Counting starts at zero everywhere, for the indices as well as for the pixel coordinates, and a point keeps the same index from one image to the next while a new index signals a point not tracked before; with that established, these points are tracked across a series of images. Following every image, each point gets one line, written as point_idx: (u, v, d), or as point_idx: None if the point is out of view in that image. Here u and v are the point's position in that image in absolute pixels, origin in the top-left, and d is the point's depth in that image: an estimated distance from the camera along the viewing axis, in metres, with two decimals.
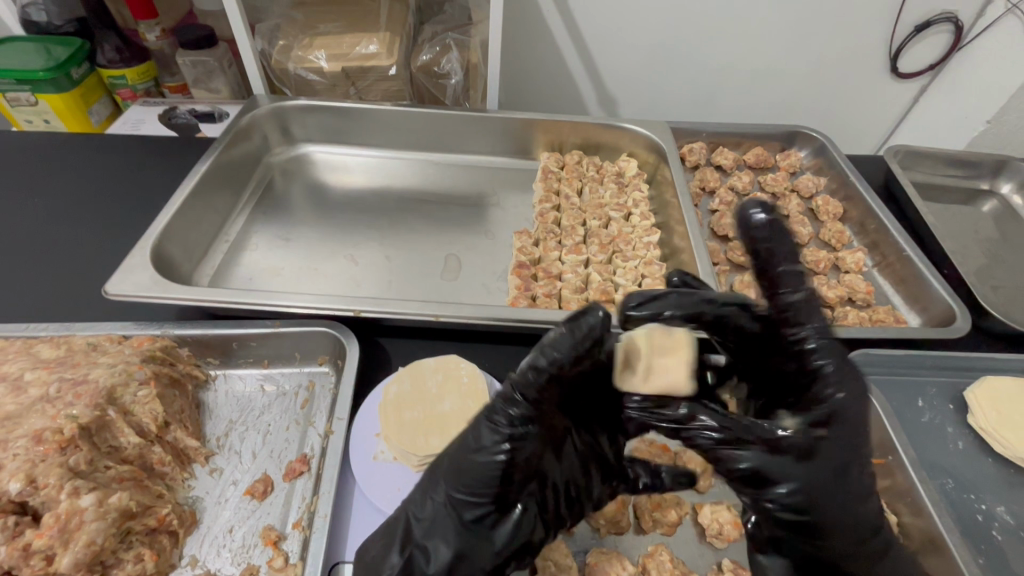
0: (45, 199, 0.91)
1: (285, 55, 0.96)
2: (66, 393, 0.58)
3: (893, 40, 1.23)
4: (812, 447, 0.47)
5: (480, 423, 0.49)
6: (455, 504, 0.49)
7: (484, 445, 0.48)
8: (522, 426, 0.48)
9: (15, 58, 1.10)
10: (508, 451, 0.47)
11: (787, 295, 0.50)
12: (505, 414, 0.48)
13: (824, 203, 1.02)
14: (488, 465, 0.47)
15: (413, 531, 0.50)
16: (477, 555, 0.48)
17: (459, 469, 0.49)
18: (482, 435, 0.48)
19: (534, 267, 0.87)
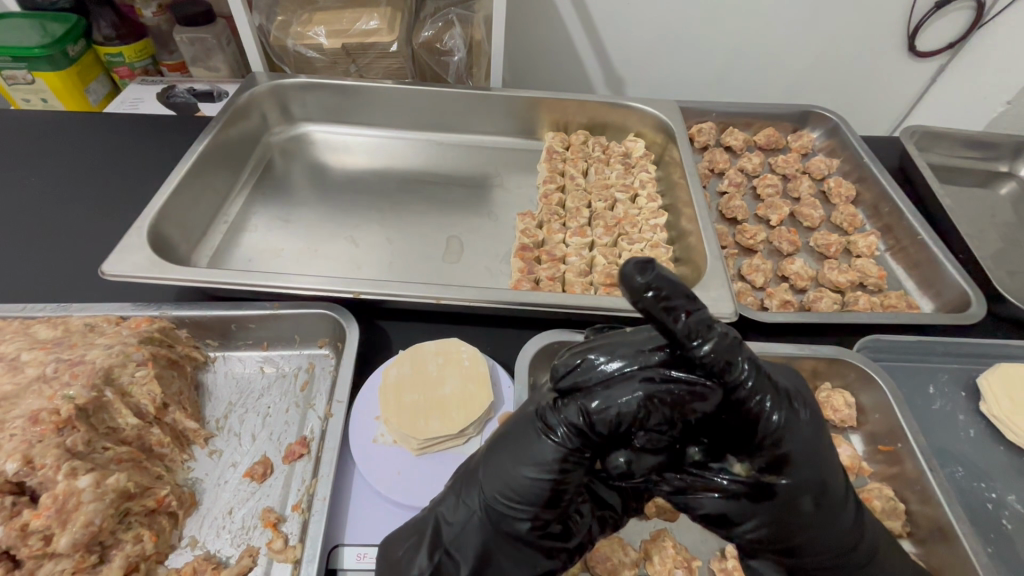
0: (42, 177, 0.90)
1: (283, 31, 0.94)
2: (62, 373, 0.57)
3: (912, 17, 1.19)
4: (766, 488, 0.46)
5: (528, 437, 0.46)
6: (491, 519, 0.46)
7: (537, 462, 0.45)
8: (570, 446, 0.45)
9: (10, 35, 1.09)
10: (553, 471, 0.44)
11: (698, 346, 0.41)
12: (555, 433, 0.45)
13: (837, 184, 0.99)
14: (531, 482, 0.45)
15: (441, 536, 0.48)
16: (499, 564, 0.47)
17: (504, 485, 0.45)
18: (539, 454, 0.45)
19: (537, 249, 0.85)
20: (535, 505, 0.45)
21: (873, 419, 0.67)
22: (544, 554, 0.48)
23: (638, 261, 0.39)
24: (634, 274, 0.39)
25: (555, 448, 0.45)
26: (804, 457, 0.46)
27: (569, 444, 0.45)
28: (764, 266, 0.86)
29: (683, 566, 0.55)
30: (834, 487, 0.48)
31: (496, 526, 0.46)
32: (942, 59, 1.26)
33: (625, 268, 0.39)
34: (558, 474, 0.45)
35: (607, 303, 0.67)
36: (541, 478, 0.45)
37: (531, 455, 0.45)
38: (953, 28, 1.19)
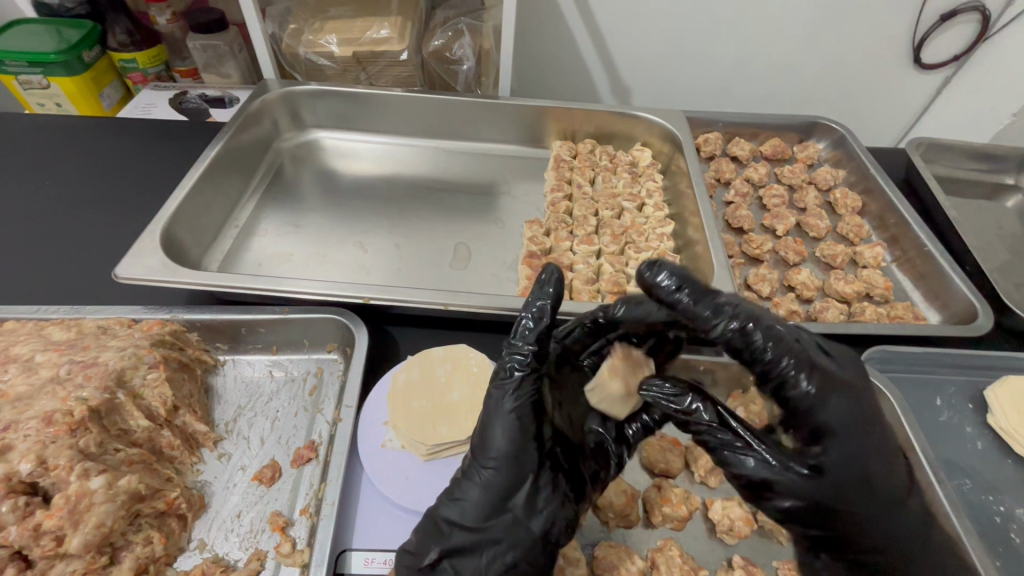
0: (57, 181, 0.92)
1: (296, 39, 0.97)
2: (76, 374, 0.58)
3: (916, 30, 1.20)
4: (817, 465, 0.49)
5: (493, 390, 0.53)
6: (493, 476, 0.49)
7: (505, 404, 0.52)
8: (529, 381, 0.53)
9: (28, 40, 1.14)
10: (523, 407, 0.51)
11: (726, 325, 0.51)
12: (515, 375, 0.53)
13: (843, 195, 1.00)
14: (513, 425, 0.51)
15: (452, 507, 0.49)
16: (519, 522, 0.48)
17: (488, 436, 0.51)
18: (500, 394, 0.52)
19: (545, 257, 0.84)
20: (519, 442, 0.50)
21: None
22: (556, 498, 0.50)
23: (649, 261, 0.53)
24: (645, 272, 0.53)
25: (509, 384, 0.52)
26: (851, 432, 0.50)
27: (521, 379, 0.53)
28: (770, 276, 0.86)
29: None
30: (884, 475, 0.50)
31: (500, 484, 0.49)
32: (947, 73, 1.27)
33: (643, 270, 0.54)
34: (523, 405, 0.52)
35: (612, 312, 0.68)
36: (512, 411, 0.51)
37: (503, 403, 0.52)
38: (958, 40, 1.20)
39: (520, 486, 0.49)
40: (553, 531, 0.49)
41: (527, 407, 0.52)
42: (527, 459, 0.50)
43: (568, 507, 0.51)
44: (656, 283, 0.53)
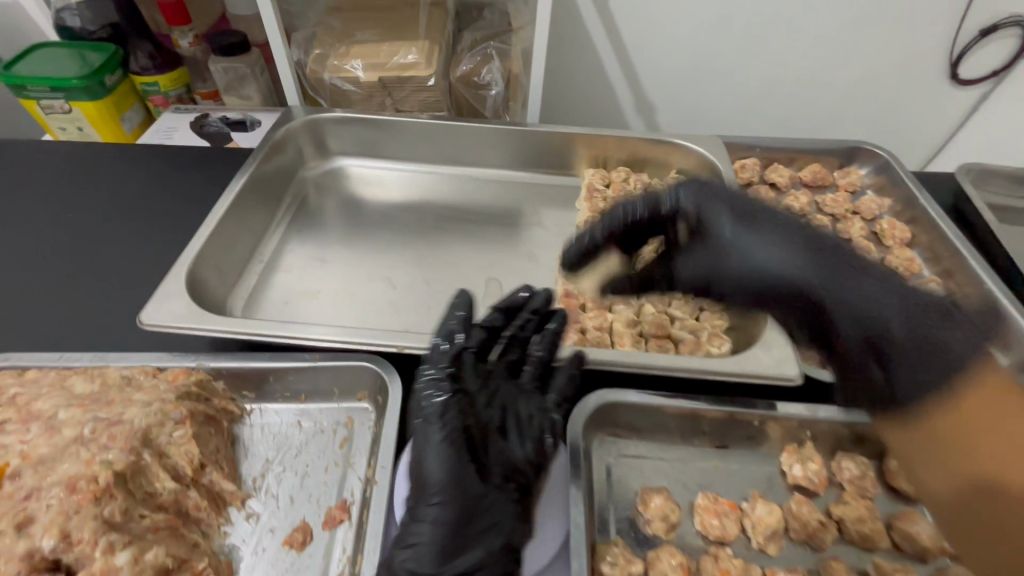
0: (79, 213, 0.90)
1: (320, 65, 0.95)
2: (100, 434, 0.55)
3: (955, 45, 1.17)
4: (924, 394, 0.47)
5: (420, 422, 0.54)
6: (438, 506, 0.50)
7: (431, 436, 0.52)
8: (448, 403, 0.53)
9: (52, 65, 1.14)
10: (450, 431, 0.52)
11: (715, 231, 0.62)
12: (433, 400, 0.53)
13: (890, 226, 0.95)
14: (445, 451, 0.51)
15: (405, 547, 0.50)
16: (476, 540, 0.50)
17: (425, 469, 0.52)
18: (426, 427, 0.53)
19: (582, 294, 0.79)
20: (454, 469, 0.51)
21: None
22: (503, 506, 0.52)
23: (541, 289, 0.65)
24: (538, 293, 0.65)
25: (430, 415, 0.53)
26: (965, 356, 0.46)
27: (438, 403, 0.53)
28: None
29: None
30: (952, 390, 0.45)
31: (447, 518, 0.50)
32: (985, 88, 1.24)
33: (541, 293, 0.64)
34: (451, 430, 0.52)
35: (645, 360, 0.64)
36: (442, 442, 0.52)
37: (430, 433, 0.52)
38: (998, 54, 1.17)
39: (465, 507, 0.50)
40: (515, 534, 0.52)
41: (454, 430, 0.52)
42: (467, 479, 0.51)
43: (515, 515, 0.52)
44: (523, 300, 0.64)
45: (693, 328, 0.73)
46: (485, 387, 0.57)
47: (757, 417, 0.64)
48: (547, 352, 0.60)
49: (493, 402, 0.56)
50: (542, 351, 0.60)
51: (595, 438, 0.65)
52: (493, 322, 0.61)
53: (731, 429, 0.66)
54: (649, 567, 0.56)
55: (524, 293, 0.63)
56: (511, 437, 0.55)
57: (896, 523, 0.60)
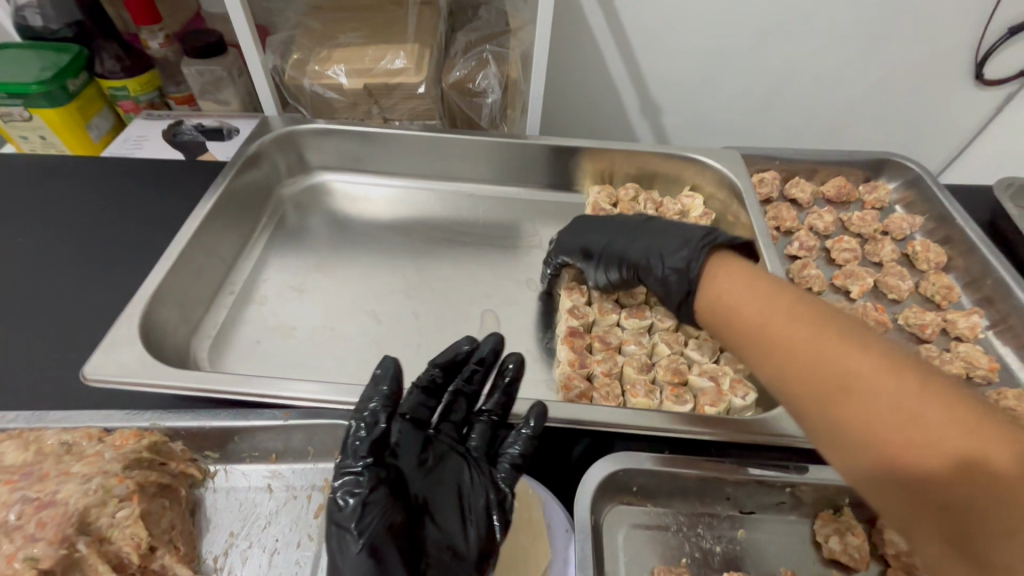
0: (30, 237, 0.81)
1: (300, 70, 0.85)
2: (28, 521, 0.47)
3: (982, 44, 1.08)
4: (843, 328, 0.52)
5: (333, 528, 0.43)
6: None
7: (347, 547, 0.42)
8: (366, 499, 0.42)
9: (9, 70, 1.04)
10: (370, 538, 0.41)
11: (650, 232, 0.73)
12: (345, 497, 0.43)
13: (924, 248, 0.87)
14: (367, 567, 0.41)
15: None
16: None
17: None
18: (341, 534, 0.42)
19: (588, 333, 0.72)
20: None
21: None
22: None
23: (498, 338, 0.55)
24: (487, 344, 0.55)
25: (346, 520, 0.42)
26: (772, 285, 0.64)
27: (352, 501, 0.42)
28: None
29: None
30: None
31: None
32: (1011, 88, 1.15)
33: (489, 339, 0.55)
34: (373, 534, 0.42)
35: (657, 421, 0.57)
36: (361, 552, 0.41)
37: (348, 543, 0.41)
38: None
39: None
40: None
41: (374, 536, 0.42)
42: None
43: None
44: (480, 347, 0.54)
45: (713, 373, 0.66)
46: (417, 464, 0.47)
47: (787, 483, 0.56)
48: (498, 411, 0.53)
49: (427, 478, 0.47)
50: (492, 408, 0.53)
51: (606, 506, 0.58)
52: (429, 380, 0.52)
53: (760, 493, 0.58)
54: None
55: (466, 344, 0.53)
56: (448, 524, 0.46)
57: None
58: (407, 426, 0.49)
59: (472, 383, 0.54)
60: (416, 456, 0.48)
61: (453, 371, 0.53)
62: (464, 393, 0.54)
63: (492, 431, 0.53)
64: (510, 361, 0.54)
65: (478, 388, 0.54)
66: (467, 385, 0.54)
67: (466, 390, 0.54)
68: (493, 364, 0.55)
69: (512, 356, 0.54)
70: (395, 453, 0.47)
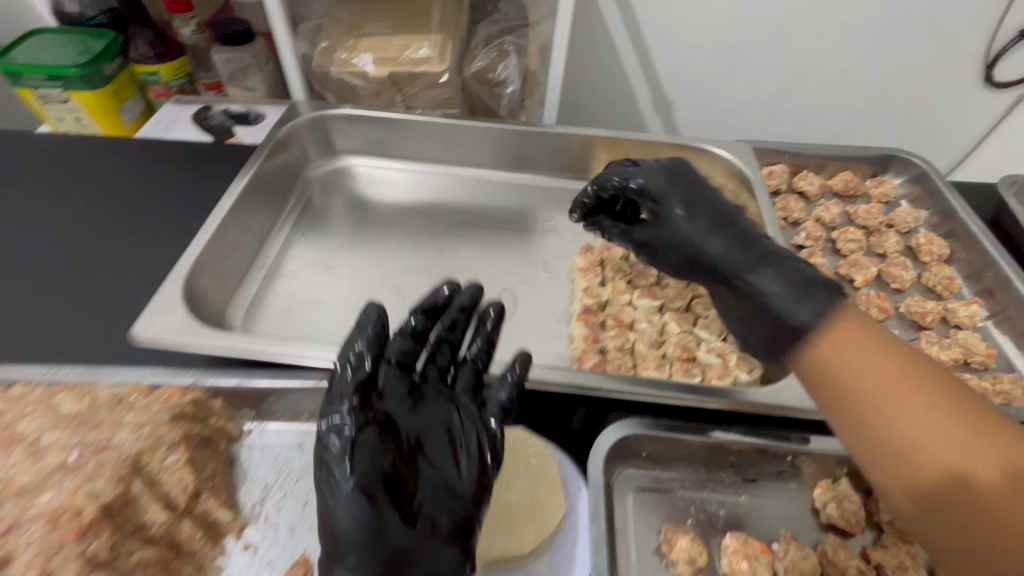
0: (72, 210, 0.85)
1: (327, 58, 0.89)
2: (87, 461, 0.51)
3: (992, 46, 1.11)
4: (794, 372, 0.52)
5: (323, 470, 0.44)
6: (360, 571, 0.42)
7: (340, 484, 0.43)
8: (353, 439, 0.44)
9: (48, 54, 1.09)
10: (358, 476, 0.43)
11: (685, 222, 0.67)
12: (332, 438, 0.44)
13: (928, 241, 0.90)
14: (356, 502, 0.42)
15: None
16: None
17: (334, 527, 0.43)
18: (331, 473, 0.44)
19: (602, 311, 0.75)
20: (371, 520, 0.42)
21: None
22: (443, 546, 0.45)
23: (475, 284, 0.54)
24: (467, 292, 0.53)
25: (334, 458, 0.43)
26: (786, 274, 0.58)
27: (336, 442, 0.44)
28: None
29: None
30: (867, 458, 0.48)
31: None
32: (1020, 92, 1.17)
33: (469, 287, 0.54)
34: (361, 473, 0.43)
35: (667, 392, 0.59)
36: (352, 491, 0.43)
37: (337, 481, 0.43)
38: None
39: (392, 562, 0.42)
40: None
41: (360, 475, 0.43)
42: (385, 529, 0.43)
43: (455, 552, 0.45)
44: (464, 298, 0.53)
45: (721, 351, 0.69)
46: (406, 409, 0.48)
47: (789, 452, 0.59)
48: (481, 358, 0.53)
49: (413, 420, 0.48)
50: (476, 354, 0.53)
51: (618, 470, 0.62)
52: (412, 327, 0.51)
53: (764, 462, 0.61)
54: None
55: (445, 289, 0.52)
56: (439, 461, 0.48)
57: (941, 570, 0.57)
58: (394, 371, 0.49)
59: (453, 335, 0.53)
60: (404, 401, 0.48)
61: (434, 313, 0.52)
62: (445, 344, 0.52)
63: (478, 378, 0.52)
64: (492, 308, 0.54)
65: (455, 339, 0.53)
66: (449, 335, 0.53)
67: (449, 341, 0.53)
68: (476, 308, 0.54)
69: (493, 307, 0.54)
70: (382, 397, 0.47)
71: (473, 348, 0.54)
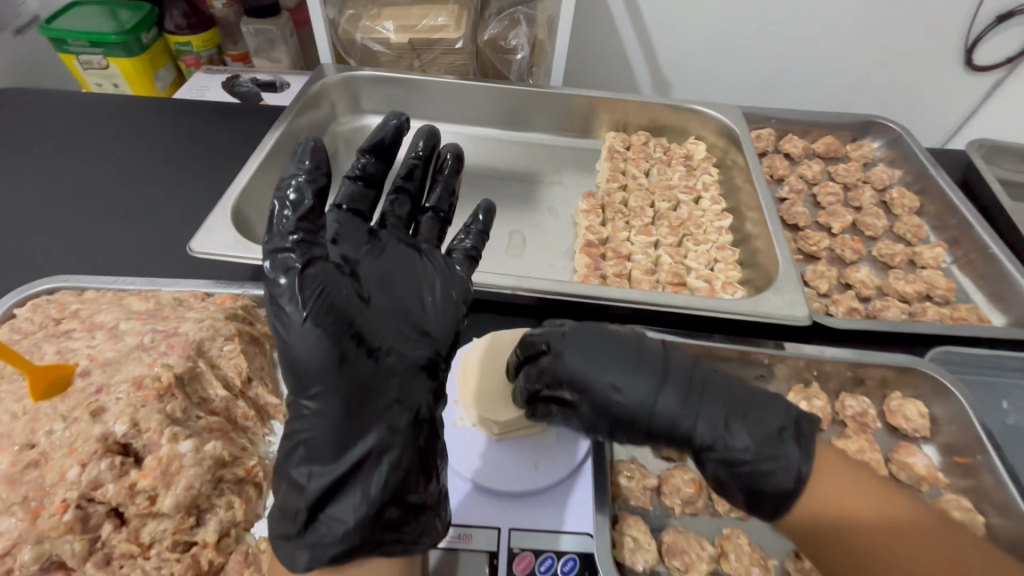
0: (122, 158, 0.94)
1: (353, 25, 0.98)
2: (159, 342, 0.59)
3: (971, 31, 1.19)
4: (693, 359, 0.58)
5: (278, 309, 0.47)
6: (327, 395, 0.47)
7: (296, 318, 0.46)
8: (303, 274, 0.47)
9: (89, 22, 1.17)
10: (312, 309, 0.46)
11: None
12: (281, 279, 0.47)
13: (900, 195, 0.99)
14: (315, 333, 0.46)
15: (304, 449, 0.47)
16: (380, 415, 0.48)
17: (296, 357, 0.47)
18: (285, 308, 0.47)
19: (602, 246, 0.84)
20: (329, 350, 0.47)
21: (948, 431, 0.66)
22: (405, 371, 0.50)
23: (429, 131, 0.62)
24: (421, 139, 0.62)
25: (286, 294, 0.47)
26: None
27: (286, 280, 0.47)
28: (828, 273, 0.85)
29: (759, 564, 0.56)
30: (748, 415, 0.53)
31: (337, 406, 0.47)
32: (998, 76, 1.25)
33: (422, 133, 0.62)
34: (316, 305, 0.47)
35: (615, 371, 0.55)
36: (307, 322, 0.46)
37: (293, 315, 0.46)
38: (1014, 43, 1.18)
39: (357, 383, 0.48)
40: (424, 409, 0.50)
41: (315, 306, 0.47)
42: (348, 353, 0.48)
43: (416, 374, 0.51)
44: (421, 143, 0.62)
45: (707, 278, 0.78)
46: (362, 253, 0.53)
47: (768, 356, 0.68)
48: (441, 207, 0.62)
49: (361, 258, 0.52)
50: (435, 202, 0.62)
51: None
52: (366, 167, 0.57)
53: (744, 368, 0.69)
54: (662, 483, 0.61)
55: (394, 122, 0.59)
56: (394, 292, 0.53)
57: (893, 455, 0.66)
58: (345, 215, 0.55)
59: (412, 179, 0.61)
60: (360, 245, 0.53)
61: (384, 153, 0.58)
62: (410, 187, 0.60)
63: (440, 224, 0.61)
64: (448, 153, 0.63)
65: (412, 182, 0.61)
66: (407, 179, 0.60)
67: (410, 186, 0.61)
68: (426, 152, 0.62)
69: (448, 151, 0.63)
70: (336, 240, 0.53)
71: (434, 198, 0.62)
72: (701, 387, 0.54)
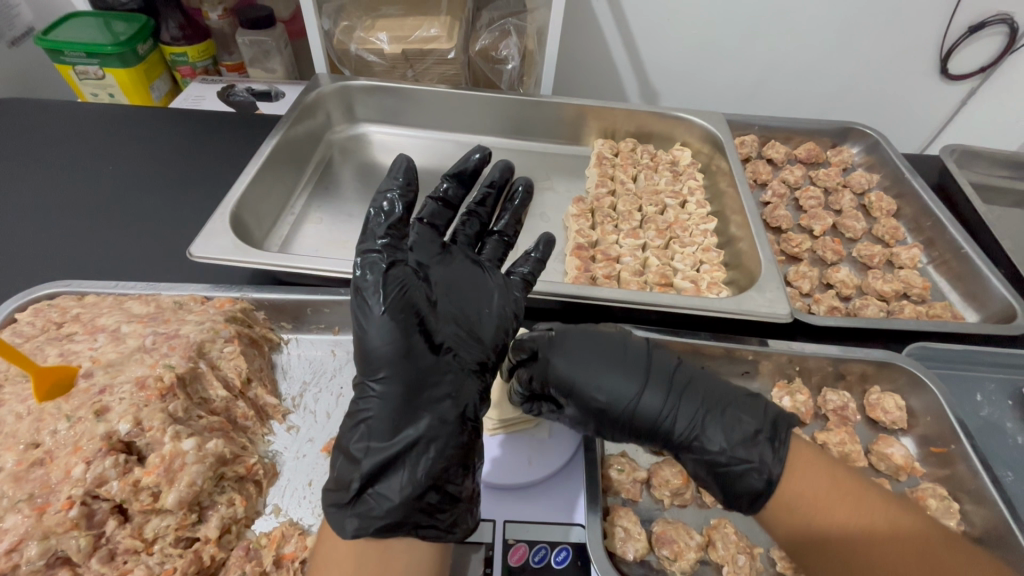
0: (120, 166, 0.95)
1: (347, 36, 0.99)
2: (161, 345, 0.61)
3: (945, 42, 1.23)
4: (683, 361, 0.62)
5: (359, 299, 0.51)
6: (391, 383, 0.50)
7: (373, 309, 0.51)
8: (385, 272, 0.51)
9: (85, 34, 1.19)
10: (389, 303, 0.50)
11: None
12: (365, 274, 0.51)
13: (878, 199, 1.02)
14: (389, 324, 0.50)
15: (363, 430, 0.50)
16: (435, 408, 0.51)
17: (369, 345, 0.51)
18: (366, 300, 0.51)
19: (592, 249, 0.87)
20: (399, 341, 0.50)
21: (924, 422, 0.69)
22: (460, 372, 0.53)
23: (505, 166, 0.67)
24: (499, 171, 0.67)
25: (369, 288, 0.51)
26: None
27: (371, 275, 0.51)
28: (810, 273, 0.88)
29: (745, 551, 0.58)
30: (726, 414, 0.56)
31: (397, 392, 0.50)
32: (973, 84, 1.30)
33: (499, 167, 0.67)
34: (393, 300, 0.51)
35: (602, 373, 0.59)
36: (384, 313, 0.50)
37: (372, 307, 0.50)
38: (985, 51, 1.23)
39: (417, 375, 0.51)
40: (470, 409, 0.52)
41: (391, 302, 0.50)
42: (413, 349, 0.51)
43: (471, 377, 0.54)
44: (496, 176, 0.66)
45: (693, 279, 0.81)
46: (434, 261, 0.57)
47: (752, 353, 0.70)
48: (508, 231, 0.65)
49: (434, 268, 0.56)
50: (503, 227, 0.65)
51: None
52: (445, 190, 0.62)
53: (730, 364, 0.72)
54: (652, 475, 0.63)
55: (476, 157, 0.64)
56: (460, 303, 0.56)
57: (873, 446, 0.69)
58: (425, 228, 0.58)
59: (482, 208, 0.65)
60: (433, 253, 0.57)
61: (463, 181, 0.63)
62: (479, 214, 0.64)
63: (503, 248, 0.64)
64: (521, 185, 0.67)
65: (482, 210, 0.65)
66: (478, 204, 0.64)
67: (478, 214, 0.64)
68: (500, 185, 0.66)
69: (521, 186, 0.67)
70: (413, 247, 0.56)
71: (501, 223, 0.65)
72: (683, 386, 0.58)
